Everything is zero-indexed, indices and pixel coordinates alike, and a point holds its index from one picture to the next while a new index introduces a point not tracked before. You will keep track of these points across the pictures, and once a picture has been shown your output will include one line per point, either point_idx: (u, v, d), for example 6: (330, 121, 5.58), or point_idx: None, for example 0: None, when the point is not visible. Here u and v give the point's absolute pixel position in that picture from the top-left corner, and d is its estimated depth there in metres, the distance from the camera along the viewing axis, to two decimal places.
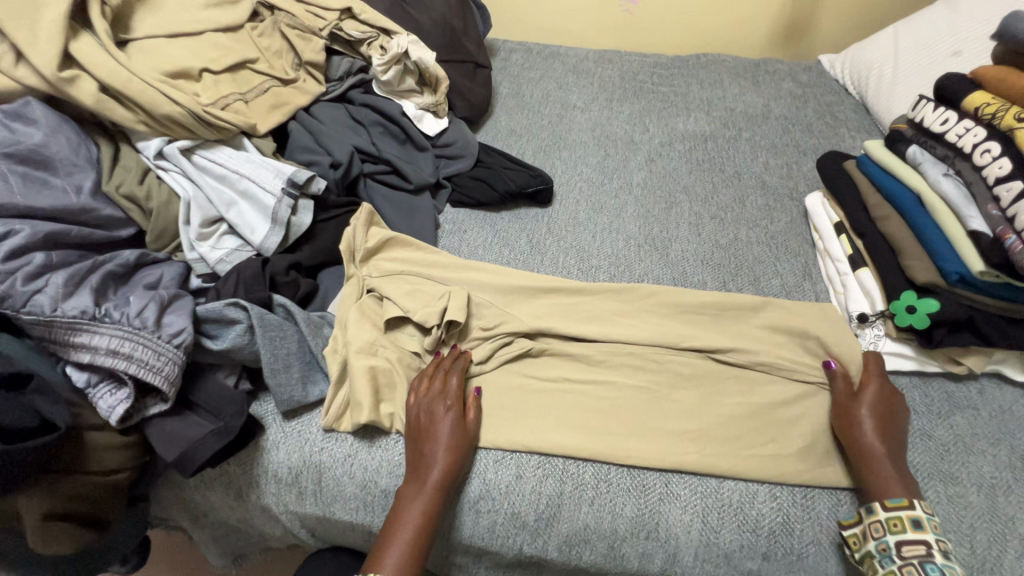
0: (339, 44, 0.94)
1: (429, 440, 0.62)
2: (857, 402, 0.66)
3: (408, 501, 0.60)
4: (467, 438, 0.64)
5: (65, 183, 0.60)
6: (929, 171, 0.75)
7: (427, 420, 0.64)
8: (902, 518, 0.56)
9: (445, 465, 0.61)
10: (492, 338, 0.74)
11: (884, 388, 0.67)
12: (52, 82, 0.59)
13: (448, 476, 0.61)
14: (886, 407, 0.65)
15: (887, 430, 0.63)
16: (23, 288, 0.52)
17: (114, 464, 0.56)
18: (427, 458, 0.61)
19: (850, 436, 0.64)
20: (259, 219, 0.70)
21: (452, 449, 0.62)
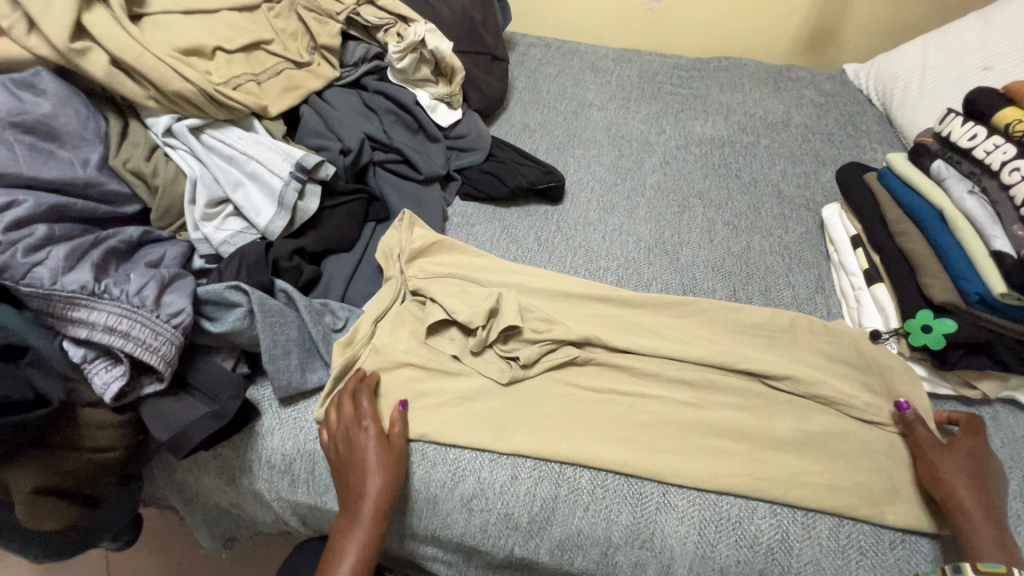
0: (356, 29, 0.93)
1: (355, 469, 0.60)
2: (948, 454, 0.61)
3: (344, 534, 0.59)
4: (394, 459, 0.62)
5: (72, 156, 0.59)
6: (954, 188, 0.72)
7: (350, 449, 0.61)
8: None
9: (376, 493, 0.59)
10: (535, 342, 0.71)
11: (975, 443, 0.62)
12: (63, 53, 0.58)
13: (381, 503, 0.59)
14: (981, 464, 0.60)
15: (982, 487, 0.58)
16: (24, 259, 0.52)
17: (106, 443, 0.55)
18: (355, 489, 0.60)
19: (942, 490, 0.59)
20: (265, 202, 0.70)
21: (381, 474, 0.60)
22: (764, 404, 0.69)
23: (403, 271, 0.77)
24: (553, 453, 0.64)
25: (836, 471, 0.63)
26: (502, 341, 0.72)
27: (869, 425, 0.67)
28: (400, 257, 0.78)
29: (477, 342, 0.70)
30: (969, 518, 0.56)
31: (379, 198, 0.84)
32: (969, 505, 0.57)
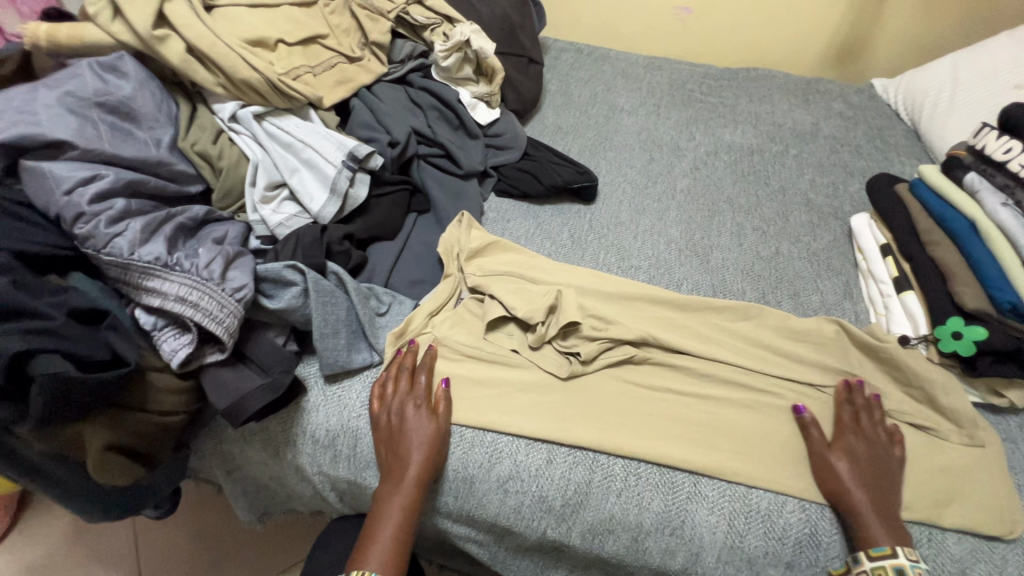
0: (404, 28, 0.97)
1: (403, 440, 0.63)
2: (829, 451, 0.65)
3: (387, 500, 0.62)
4: (440, 436, 0.65)
5: (147, 136, 0.63)
6: (987, 200, 0.74)
7: (399, 421, 0.64)
8: (888, 566, 0.56)
9: (420, 464, 0.62)
10: (592, 338, 0.73)
11: (875, 434, 0.66)
12: (145, 39, 0.62)
13: (424, 473, 0.63)
14: (869, 458, 0.63)
15: (870, 477, 0.62)
16: (106, 230, 0.55)
17: (171, 407, 0.58)
18: (401, 459, 0.63)
19: (825, 479, 0.63)
20: (318, 188, 0.73)
21: (426, 448, 0.63)
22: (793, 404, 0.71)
23: (463, 269, 0.80)
24: (588, 439, 0.67)
25: None
26: (560, 337, 0.75)
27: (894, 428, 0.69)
28: (460, 256, 0.81)
29: (536, 336, 0.73)
30: (863, 510, 0.60)
31: (422, 190, 0.87)
32: (859, 497, 0.61)
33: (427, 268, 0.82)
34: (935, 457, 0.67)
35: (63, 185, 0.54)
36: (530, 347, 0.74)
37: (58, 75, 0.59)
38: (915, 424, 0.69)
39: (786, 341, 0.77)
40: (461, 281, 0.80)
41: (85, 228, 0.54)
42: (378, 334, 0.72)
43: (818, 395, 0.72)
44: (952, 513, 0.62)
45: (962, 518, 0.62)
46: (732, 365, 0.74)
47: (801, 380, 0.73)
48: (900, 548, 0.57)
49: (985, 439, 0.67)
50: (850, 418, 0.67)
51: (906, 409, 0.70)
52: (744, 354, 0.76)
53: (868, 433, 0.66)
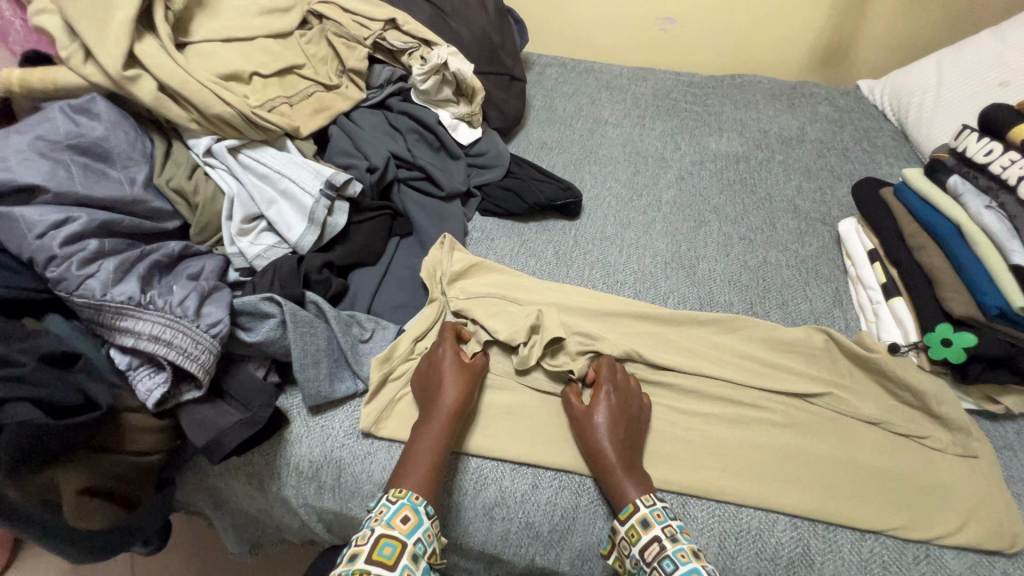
0: (382, 53, 0.97)
1: (437, 373, 0.67)
2: (588, 413, 0.65)
3: (424, 424, 0.64)
4: (470, 370, 0.68)
5: (121, 175, 0.63)
6: (970, 203, 0.73)
7: (433, 358, 0.69)
8: (634, 524, 0.58)
9: (455, 390, 0.65)
10: (581, 353, 0.73)
11: (627, 394, 0.67)
12: (117, 80, 0.63)
13: (461, 398, 0.65)
14: (626, 420, 0.65)
15: (622, 438, 0.63)
16: (77, 272, 0.55)
17: (147, 446, 0.58)
18: (438, 387, 0.66)
19: (588, 441, 0.64)
20: (296, 218, 0.73)
21: (461, 375, 0.67)
22: (783, 418, 0.70)
23: (446, 293, 0.79)
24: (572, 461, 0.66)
25: (851, 481, 0.64)
26: (547, 356, 0.73)
27: (886, 440, 0.68)
28: (443, 279, 0.81)
29: (518, 360, 0.71)
30: (617, 470, 0.62)
31: (403, 214, 0.87)
32: (612, 458, 0.62)
33: (410, 292, 0.81)
34: (929, 469, 0.65)
35: (35, 230, 0.54)
36: (517, 373, 0.73)
37: (31, 120, 0.60)
38: (909, 435, 0.68)
39: (774, 353, 0.77)
40: (445, 305, 0.79)
41: (57, 270, 0.54)
42: (360, 361, 0.71)
43: (808, 408, 0.71)
44: (948, 528, 0.61)
45: (958, 532, 0.60)
46: (720, 380, 0.73)
47: (790, 393, 0.72)
48: (642, 499, 0.59)
49: (979, 449, 0.66)
50: (608, 377, 0.68)
51: (897, 419, 0.69)
52: (731, 367, 0.75)
53: (625, 396, 0.66)
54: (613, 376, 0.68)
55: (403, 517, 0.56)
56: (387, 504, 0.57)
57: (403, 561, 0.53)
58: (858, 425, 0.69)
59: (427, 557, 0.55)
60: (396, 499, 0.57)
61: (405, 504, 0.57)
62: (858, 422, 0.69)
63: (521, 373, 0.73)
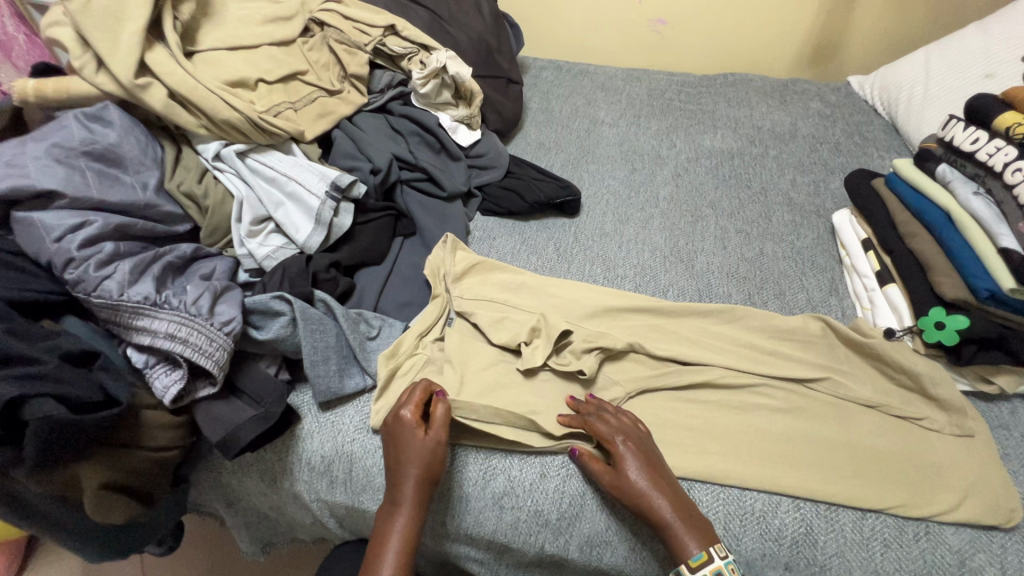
0: (382, 59, 0.99)
1: (398, 458, 0.62)
2: (619, 468, 0.61)
3: (388, 520, 0.61)
4: (436, 449, 0.63)
5: (134, 180, 0.65)
6: (959, 190, 0.75)
7: (396, 433, 0.64)
8: (708, 574, 0.56)
9: (416, 480, 0.61)
10: (587, 350, 0.74)
11: (642, 442, 0.64)
12: (128, 88, 0.64)
13: (418, 491, 0.61)
14: (650, 468, 0.62)
15: (661, 490, 0.60)
16: (95, 273, 0.57)
17: (165, 442, 0.59)
18: (396, 477, 0.61)
19: (633, 498, 0.60)
20: (303, 219, 0.75)
21: (420, 463, 0.61)
22: (783, 403, 0.72)
23: (450, 289, 0.81)
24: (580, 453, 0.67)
25: (851, 463, 0.66)
26: (553, 354, 0.74)
27: (884, 422, 0.69)
28: (446, 277, 0.83)
29: (524, 360, 0.72)
30: (673, 523, 0.58)
31: (406, 214, 0.89)
32: (666, 512, 0.59)
33: (415, 290, 0.83)
34: (927, 449, 0.67)
35: (53, 234, 0.56)
36: (523, 376, 0.73)
37: (47, 128, 0.62)
38: (906, 417, 0.69)
39: (773, 340, 0.78)
40: (448, 301, 0.80)
41: (75, 272, 0.56)
42: (368, 358, 0.73)
43: (807, 393, 0.72)
44: (948, 506, 0.62)
45: (958, 509, 0.62)
46: (721, 369, 0.75)
47: (790, 379, 0.73)
48: (712, 548, 0.57)
49: (975, 428, 0.68)
50: (613, 427, 0.65)
51: (894, 402, 0.71)
52: (732, 355, 0.76)
53: (640, 441, 0.64)
54: (617, 422, 0.65)
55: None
56: None
57: None
58: (856, 408, 0.71)
59: None
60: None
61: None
62: (857, 406, 0.71)
63: (528, 374, 0.73)
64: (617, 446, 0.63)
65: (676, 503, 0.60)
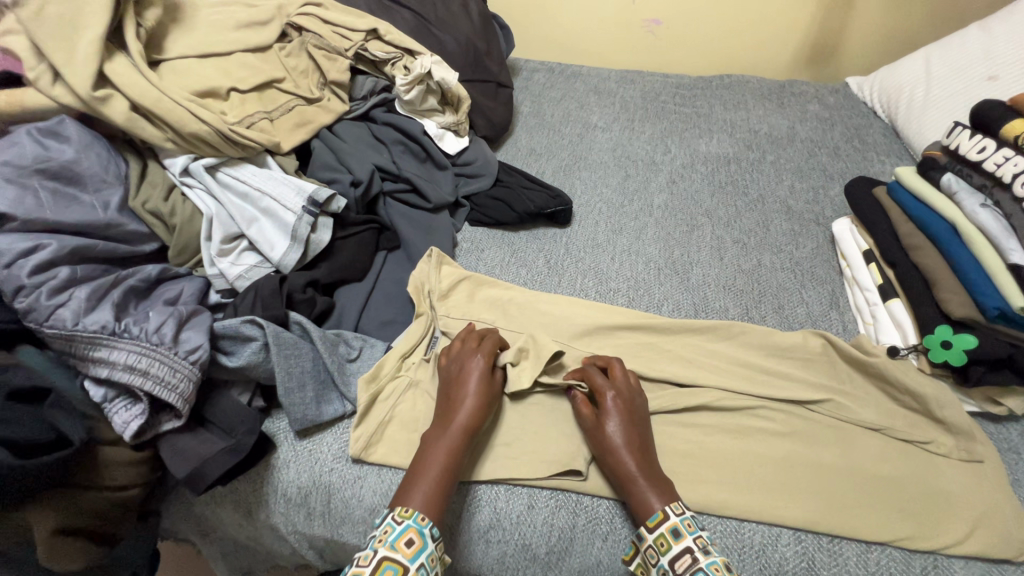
0: (364, 64, 0.95)
1: (461, 387, 0.64)
2: (598, 421, 0.63)
3: (436, 438, 0.60)
4: (493, 389, 0.66)
5: (94, 199, 0.61)
6: (965, 201, 0.72)
7: (461, 368, 0.66)
8: (665, 533, 0.55)
9: (472, 407, 0.63)
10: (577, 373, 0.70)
11: (631, 400, 0.64)
12: (86, 101, 0.61)
13: (474, 418, 0.62)
14: (637, 425, 0.63)
15: (639, 449, 0.61)
16: (47, 302, 0.53)
17: (126, 480, 0.56)
18: (454, 403, 0.63)
19: (603, 450, 0.61)
20: (278, 236, 0.71)
21: (479, 394, 0.64)
22: (782, 427, 0.68)
23: (435, 306, 0.78)
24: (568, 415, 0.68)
25: (853, 492, 0.63)
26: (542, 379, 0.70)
27: (888, 448, 0.66)
28: (431, 293, 0.79)
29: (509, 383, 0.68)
30: (637, 480, 0.59)
31: (389, 227, 0.85)
32: (631, 467, 0.59)
33: (399, 307, 0.79)
34: (933, 476, 0.64)
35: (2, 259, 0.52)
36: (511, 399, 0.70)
37: None
38: (911, 441, 0.66)
39: (771, 359, 0.75)
40: (433, 319, 0.77)
41: (25, 301, 0.52)
42: (348, 382, 0.69)
43: (806, 415, 0.69)
44: (956, 538, 0.59)
45: (966, 540, 0.59)
46: (717, 390, 0.71)
47: (789, 401, 0.70)
48: (670, 508, 0.57)
49: (984, 453, 0.65)
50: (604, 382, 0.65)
51: (898, 424, 0.67)
52: (729, 375, 0.73)
53: (629, 399, 0.64)
54: (614, 379, 0.66)
55: (407, 539, 0.53)
56: (391, 524, 0.54)
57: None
58: (859, 432, 0.68)
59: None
60: (402, 520, 0.54)
61: (411, 526, 0.54)
62: (859, 429, 0.68)
63: (515, 397, 0.70)
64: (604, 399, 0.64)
65: (648, 460, 0.61)
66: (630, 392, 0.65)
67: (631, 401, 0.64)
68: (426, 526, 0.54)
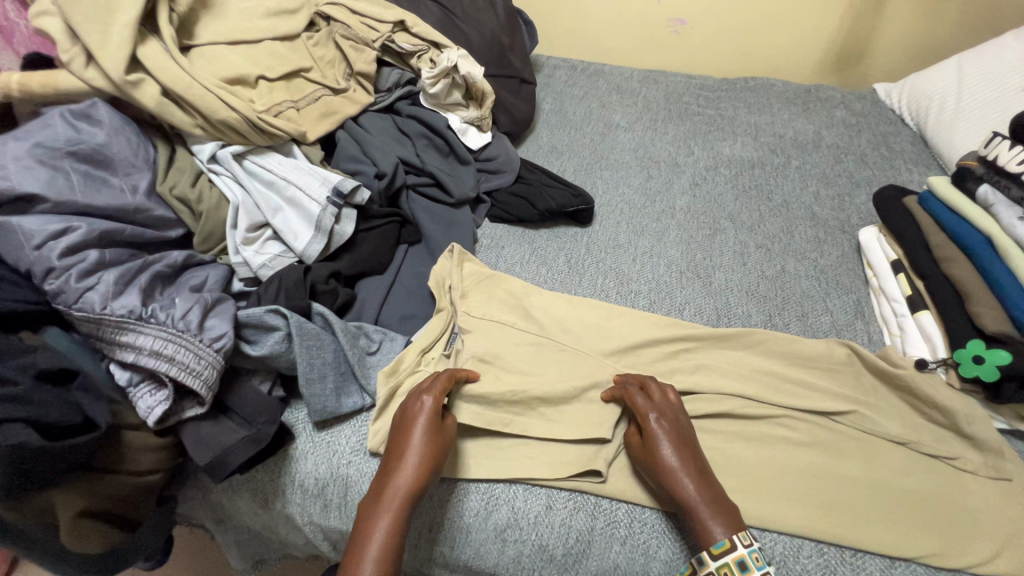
0: (390, 56, 0.94)
1: (400, 444, 0.58)
2: (650, 448, 0.60)
3: (374, 512, 0.55)
4: (440, 442, 0.59)
5: (123, 182, 0.61)
6: (1003, 214, 0.71)
7: (408, 415, 0.60)
8: (730, 563, 0.53)
9: (413, 470, 0.56)
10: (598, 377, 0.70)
11: (679, 422, 0.62)
12: (119, 84, 0.60)
13: (416, 480, 0.56)
14: (687, 444, 0.60)
15: (696, 469, 0.58)
16: (77, 284, 0.53)
17: (146, 466, 0.56)
18: (394, 464, 0.57)
19: (662, 476, 0.58)
20: (302, 226, 0.71)
21: (420, 455, 0.57)
22: (805, 436, 0.67)
23: (455, 302, 0.77)
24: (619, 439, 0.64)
25: (877, 505, 0.62)
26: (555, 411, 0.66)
27: (914, 463, 0.65)
28: (452, 289, 0.78)
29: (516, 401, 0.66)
30: (699, 507, 0.56)
31: (411, 221, 0.85)
32: (693, 494, 0.57)
33: (419, 302, 0.79)
34: (961, 493, 0.63)
35: (33, 240, 0.52)
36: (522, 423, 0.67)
37: (30, 126, 0.58)
38: (937, 456, 0.65)
39: (795, 368, 0.74)
40: (452, 316, 0.76)
41: (55, 283, 0.52)
42: (367, 375, 0.69)
43: (830, 425, 0.68)
44: (983, 559, 0.58)
45: (993, 560, 0.58)
46: (739, 398, 0.70)
47: (813, 411, 0.69)
48: (738, 537, 0.54)
49: (1013, 471, 0.63)
50: (646, 405, 0.63)
51: (925, 439, 0.66)
52: (752, 382, 0.72)
53: (674, 420, 0.62)
54: (653, 400, 0.64)
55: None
56: None
57: None
58: (884, 445, 0.66)
59: None
60: None
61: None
62: (885, 441, 0.67)
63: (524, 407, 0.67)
64: (651, 427, 0.61)
65: (707, 483, 0.58)
66: (669, 410, 0.63)
67: (674, 417, 0.63)
68: None
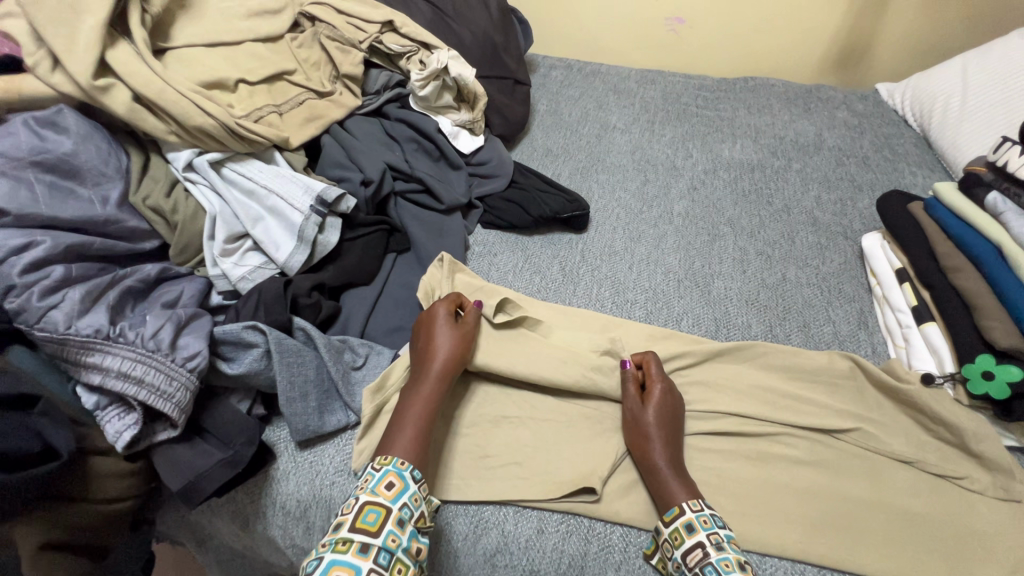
0: (378, 57, 0.91)
1: (430, 340, 0.66)
2: (641, 404, 0.64)
3: (413, 391, 0.62)
4: (463, 342, 0.67)
5: (92, 193, 0.58)
6: (1014, 223, 0.68)
7: (431, 317, 0.68)
8: (679, 527, 0.55)
9: (445, 358, 0.64)
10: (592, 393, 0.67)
11: (673, 388, 0.66)
12: (86, 90, 0.58)
13: (449, 364, 0.64)
14: (671, 412, 0.64)
15: (669, 435, 0.62)
16: (39, 302, 0.50)
17: (115, 492, 0.54)
18: (427, 354, 0.65)
19: (639, 428, 0.62)
20: (284, 236, 0.68)
21: (451, 348, 0.65)
22: (807, 455, 0.65)
23: None
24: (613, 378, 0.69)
25: (882, 529, 0.59)
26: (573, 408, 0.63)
27: (921, 484, 0.62)
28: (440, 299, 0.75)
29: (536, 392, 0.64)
30: (662, 470, 0.60)
31: (400, 229, 0.82)
32: (659, 457, 0.60)
33: (407, 313, 0.76)
34: (968, 515, 0.60)
35: None
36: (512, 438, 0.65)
37: None
38: (944, 476, 0.63)
39: (795, 382, 0.71)
40: None
41: (16, 301, 0.49)
42: (353, 392, 0.66)
43: (832, 443, 0.66)
44: None
45: None
46: (737, 416, 0.68)
47: (813, 428, 0.67)
48: (689, 503, 0.56)
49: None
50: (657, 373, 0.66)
51: (931, 457, 0.64)
52: (752, 397, 0.69)
53: (669, 383, 0.66)
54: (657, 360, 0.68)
55: (388, 483, 0.53)
56: (372, 471, 0.54)
57: (388, 526, 0.50)
58: (888, 463, 0.64)
59: (413, 521, 0.51)
60: (382, 466, 0.54)
61: (390, 470, 0.54)
62: (888, 460, 0.64)
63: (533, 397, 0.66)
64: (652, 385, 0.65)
65: (676, 452, 0.62)
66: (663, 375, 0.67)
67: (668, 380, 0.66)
68: (406, 469, 0.54)
